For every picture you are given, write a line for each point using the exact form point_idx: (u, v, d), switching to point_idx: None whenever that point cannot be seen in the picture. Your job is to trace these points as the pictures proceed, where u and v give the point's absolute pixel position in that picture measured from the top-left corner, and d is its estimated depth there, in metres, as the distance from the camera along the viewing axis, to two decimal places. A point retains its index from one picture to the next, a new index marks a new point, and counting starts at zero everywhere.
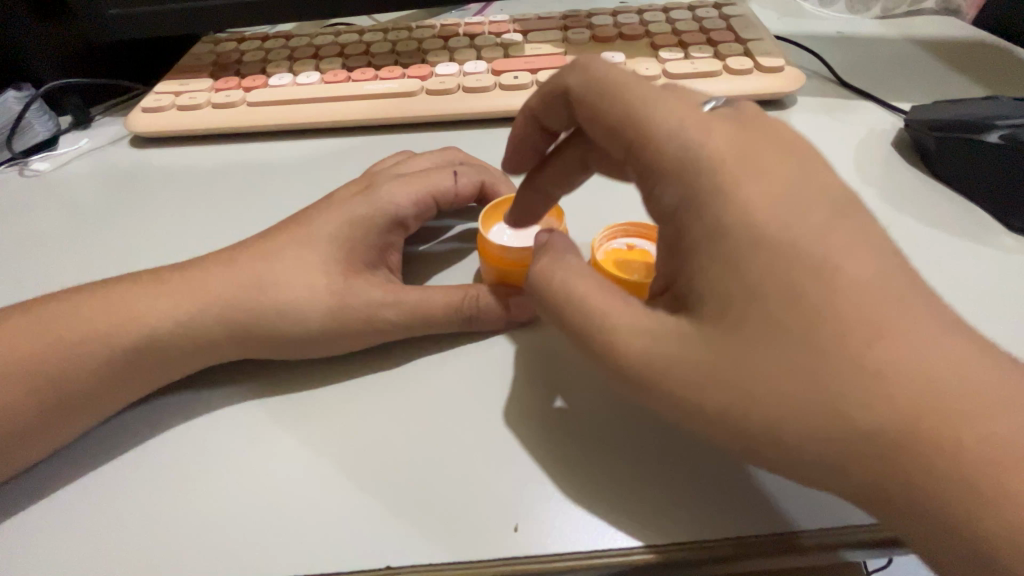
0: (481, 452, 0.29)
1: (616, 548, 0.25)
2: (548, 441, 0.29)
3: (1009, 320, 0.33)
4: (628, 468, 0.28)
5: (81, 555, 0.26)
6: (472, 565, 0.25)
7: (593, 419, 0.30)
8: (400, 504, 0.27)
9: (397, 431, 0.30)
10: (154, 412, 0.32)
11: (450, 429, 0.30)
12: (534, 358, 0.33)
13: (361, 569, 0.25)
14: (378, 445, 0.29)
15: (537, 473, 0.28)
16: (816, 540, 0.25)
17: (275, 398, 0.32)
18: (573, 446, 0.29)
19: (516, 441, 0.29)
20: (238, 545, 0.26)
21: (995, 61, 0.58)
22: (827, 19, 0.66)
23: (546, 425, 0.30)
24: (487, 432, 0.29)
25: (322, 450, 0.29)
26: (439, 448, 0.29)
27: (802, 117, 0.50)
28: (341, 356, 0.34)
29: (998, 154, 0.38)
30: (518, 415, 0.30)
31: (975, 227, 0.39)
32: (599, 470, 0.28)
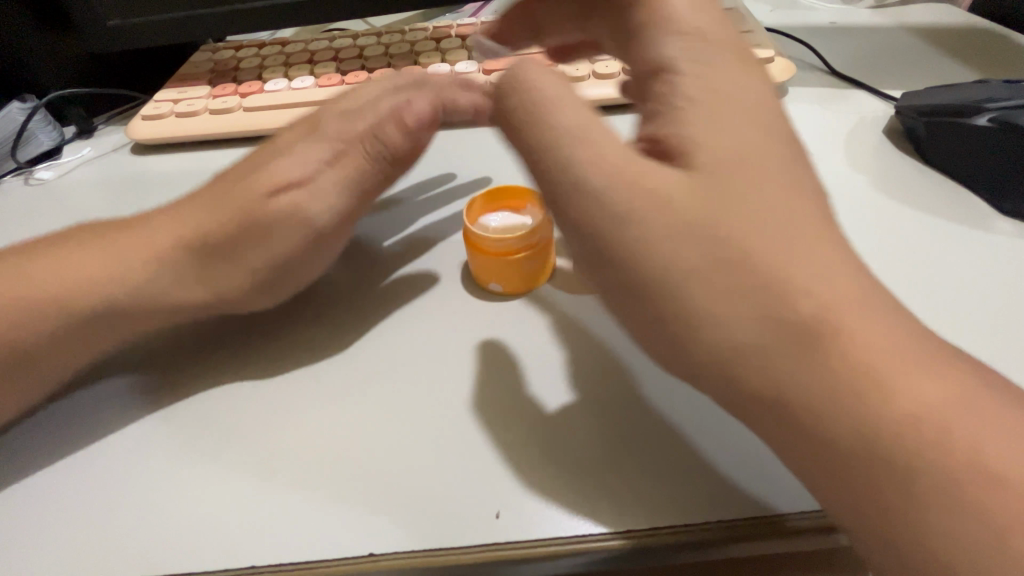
0: (467, 440, 0.29)
1: (576, 534, 0.26)
2: (501, 437, 0.29)
3: (999, 306, 0.33)
4: (582, 461, 0.28)
5: (80, 545, 0.27)
6: (449, 550, 0.25)
7: (572, 409, 0.30)
8: (376, 495, 0.27)
9: (361, 424, 0.30)
10: (143, 407, 0.32)
11: (410, 424, 0.30)
12: (516, 352, 0.33)
13: (346, 556, 0.25)
14: (359, 436, 0.30)
15: (498, 467, 0.28)
16: (763, 528, 0.26)
17: (258, 393, 0.32)
18: (529, 440, 0.29)
19: (473, 437, 0.29)
20: (230, 535, 0.27)
21: (990, 47, 0.57)
22: (821, 10, 0.66)
23: (503, 423, 0.30)
24: (447, 425, 0.30)
25: (301, 443, 0.30)
26: (398, 441, 0.29)
27: (794, 107, 0.50)
28: (314, 351, 0.35)
29: (987, 138, 0.38)
30: (506, 405, 0.30)
31: (966, 212, 0.39)
32: (549, 466, 0.28)
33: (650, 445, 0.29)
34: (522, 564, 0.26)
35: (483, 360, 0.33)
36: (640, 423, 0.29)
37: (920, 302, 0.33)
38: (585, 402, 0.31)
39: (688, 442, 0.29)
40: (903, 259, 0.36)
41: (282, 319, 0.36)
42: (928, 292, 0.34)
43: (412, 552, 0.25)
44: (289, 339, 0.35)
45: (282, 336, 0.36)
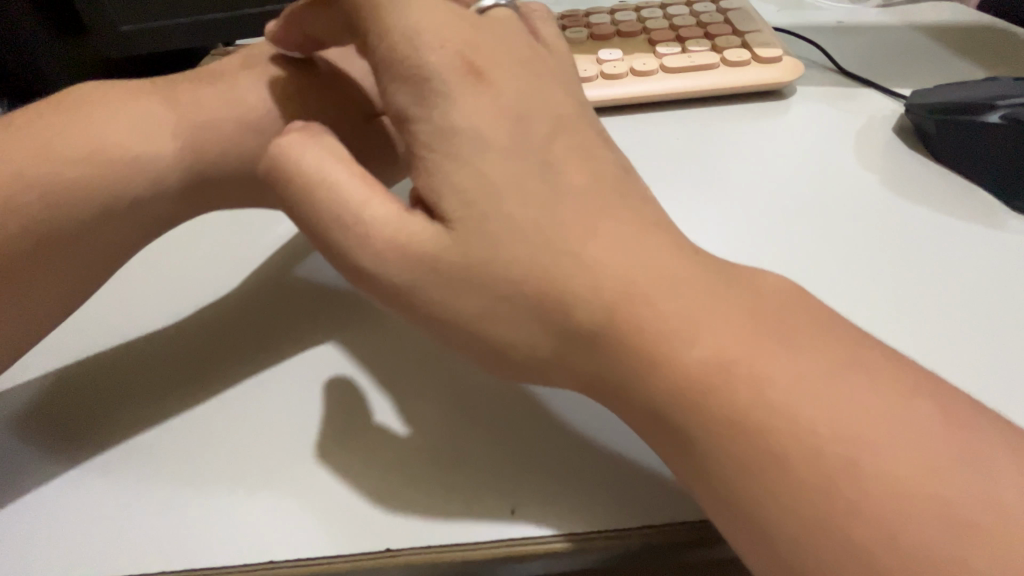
0: (470, 435, 0.29)
1: (486, 540, 0.26)
2: (364, 455, 0.29)
3: (1011, 303, 0.33)
4: (449, 472, 0.28)
5: (96, 543, 0.27)
6: (464, 546, 0.26)
7: (410, 432, 0.30)
8: (391, 488, 0.27)
9: (262, 432, 0.30)
10: (148, 409, 0.32)
11: (288, 434, 0.30)
12: (353, 376, 0.32)
13: (362, 552, 0.26)
14: (361, 433, 0.30)
15: (377, 475, 0.28)
16: (648, 539, 0.26)
17: (267, 396, 0.32)
18: (396, 454, 0.29)
19: (336, 452, 0.29)
20: (244, 531, 0.26)
21: (999, 45, 0.57)
22: (828, 10, 0.65)
23: (366, 439, 0.29)
24: (336, 431, 0.30)
25: (269, 438, 0.30)
26: (288, 447, 0.29)
27: (803, 107, 0.50)
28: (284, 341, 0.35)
29: (999, 136, 0.39)
30: (369, 420, 0.30)
31: (977, 210, 0.39)
32: (417, 495, 0.27)
33: (520, 452, 0.29)
34: (539, 559, 0.26)
35: (337, 386, 0.32)
36: (511, 428, 0.30)
37: (930, 301, 0.33)
38: (453, 412, 0.30)
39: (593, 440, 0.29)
40: (911, 257, 0.36)
41: (203, 340, 0.35)
42: (937, 291, 0.34)
43: (426, 548, 0.26)
44: (250, 339, 0.35)
45: (237, 341, 0.35)
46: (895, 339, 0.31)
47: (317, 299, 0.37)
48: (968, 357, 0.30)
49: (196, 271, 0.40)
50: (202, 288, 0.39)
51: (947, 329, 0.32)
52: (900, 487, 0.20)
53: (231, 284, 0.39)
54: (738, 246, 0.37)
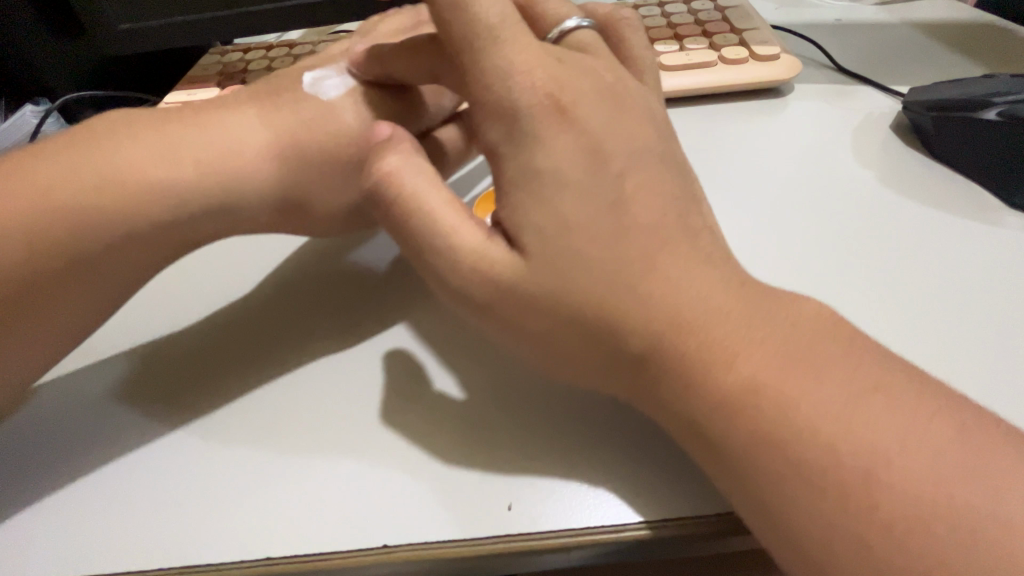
0: (508, 420, 0.29)
1: (491, 534, 0.25)
2: (421, 417, 0.29)
3: (1010, 299, 0.33)
4: (503, 431, 0.29)
5: (94, 543, 0.26)
6: (462, 541, 0.25)
7: (469, 401, 0.30)
8: (433, 469, 0.27)
9: (318, 398, 0.31)
10: (188, 391, 0.32)
11: (343, 398, 0.31)
12: (415, 352, 0.33)
13: (361, 547, 0.25)
14: (398, 418, 0.29)
15: (428, 439, 0.29)
16: (685, 532, 0.25)
17: (277, 393, 0.31)
18: (451, 416, 0.29)
19: (389, 416, 0.30)
20: (243, 528, 0.26)
21: (995, 41, 0.57)
22: (825, 7, 0.66)
23: (420, 402, 0.30)
24: (391, 398, 0.30)
25: (311, 412, 0.30)
26: (340, 415, 0.30)
27: (801, 104, 0.50)
28: (334, 319, 0.35)
29: (996, 131, 0.39)
30: (422, 388, 0.31)
31: (975, 206, 0.39)
32: (469, 455, 0.28)
33: (570, 412, 0.29)
34: (538, 555, 0.25)
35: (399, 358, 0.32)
36: (559, 397, 0.30)
37: (929, 296, 0.33)
38: (506, 376, 0.31)
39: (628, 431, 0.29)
40: (911, 253, 0.36)
41: (247, 323, 0.36)
42: (938, 289, 0.34)
43: (425, 544, 0.25)
44: (289, 325, 0.35)
45: (275, 328, 0.35)
46: (897, 336, 0.31)
47: (383, 280, 0.38)
48: (969, 354, 0.30)
49: (217, 267, 0.40)
50: (228, 283, 0.39)
51: (947, 324, 0.32)
52: (891, 482, 0.20)
53: (262, 275, 0.39)
54: (740, 245, 0.37)
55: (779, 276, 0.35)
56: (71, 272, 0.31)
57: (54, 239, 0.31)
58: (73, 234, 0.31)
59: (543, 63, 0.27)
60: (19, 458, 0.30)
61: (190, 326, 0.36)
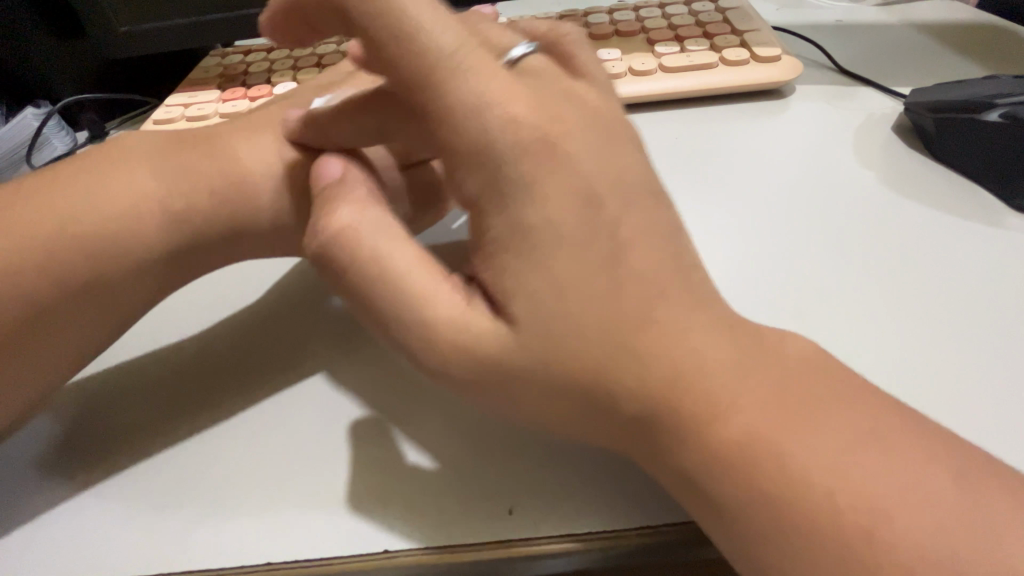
0: (460, 486, 0.27)
1: (491, 538, 0.26)
2: (373, 480, 0.28)
3: (1012, 302, 0.33)
4: (458, 498, 0.27)
5: (90, 550, 0.26)
6: (462, 545, 0.25)
7: (439, 472, 0.28)
8: (385, 537, 0.26)
9: (268, 454, 0.29)
10: (163, 416, 0.31)
11: (296, 456, 0.29)
12: (370, 405, 0.30)
13: (360, 553, 0.25)
14: (346, 481, 0.28)
15: (378, 508, 0.27)
16: (670, 536, 0.26)
17: (281, 400, 0.31)
18: (406, 480, 0.28)
19: (339, 480, 0.28)
20: (242, 534, 0.26)
21: (997, 43, 0.57)
22: (826, 8, 0.65)
23: (371, 464, 0.28)
24: (340, 458, 0.28)
25: (264, 469, 0.28)
26: (290, 474, 0.28)
27: (802, 106, 0.50)
28: (286, 366, 0.33)
29: (999, 133, 0.38)
30: (375, 446, 0.29)
31: (978, 208, 0.39)
32: (424, 522, 0.26)
33: (531, 470, 0.28)
34: (535, 560, 0.26)
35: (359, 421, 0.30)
36: (522, 451, 0.28)
37: (930, 300, 0.33)
38: (466, 430, 0.29)
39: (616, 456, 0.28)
40: (915, 255, 0.36)
41: (248, 336, 0.35)
42: (942, 291, 0.34)
43: (431, 548, 0.25)
44: (289, 339, 0.35)
45: (274, 342, 0.34)
46: (899, 341, 0.31)
47: (336, 330, 0.35)
48: (972, 357, 0.30)
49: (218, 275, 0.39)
50: (229, 294, 0.38)
51: (948, 328, 0.32)
52: (888, 486, 0.20)
53: (263, 283, 0.39)
54: (744, 254, 0.37)
55: (766, 312, 0.33)
56: (79, 285, 0.31)
57: (60, 257, 0.30)
58: (75, 243, 0.31)
59: (541, 65, 0.27)
60: (14, 463, 0.30)
61: (192, 341, 0.35)
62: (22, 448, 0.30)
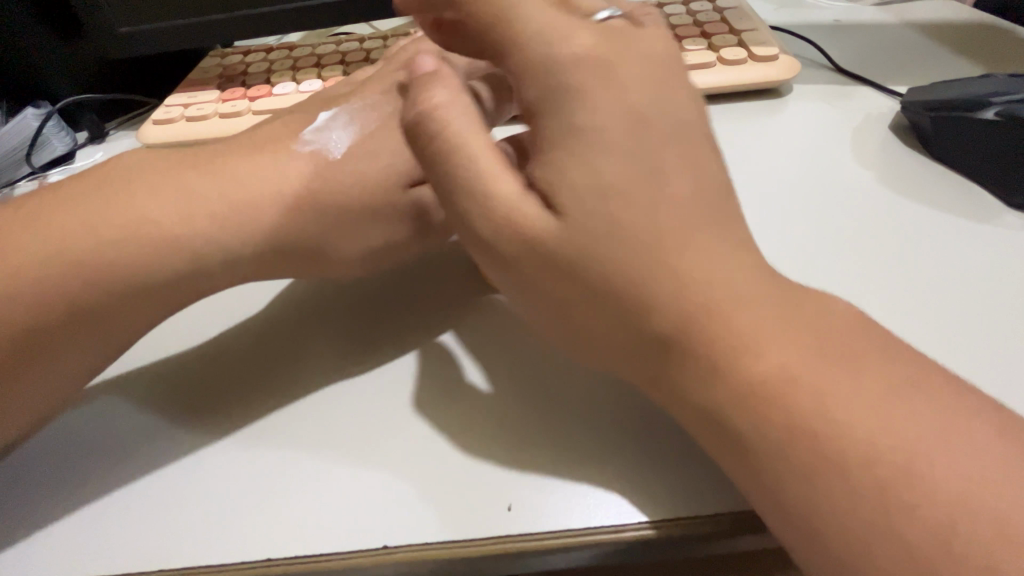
0: (525, 426, 0.29)
1: (492, 534, 0.26)
2: (448, 416, 0.30)
3: (1008, 299, 0.33)
4: (530, 430, 0.29)
5: (99, 547, 0.27)
6: (462, 542, 0.26)
7: (496, 393, 0.31)
8: (448, 474, 0.28)
9: (349, 398, 0.31)
10: (167, 420, 0.31)
11: (372, 401, 0.31)
12: (452, 351, 0.33)
13: (361, 549, 0.26)
14: (415, 427, 0.30)
15: (443, 449, 0.28)
16: (689, 529, 0.26)
17: (285, 403, 0.31)
18: (480, 415, 0.30)
19: (416, 414, 0.30)
20: (247, 529, 0.27)
21: (994, 42, 0.57)
22: (824, 8, 0.66)
23: (447, 402, 0.31)
24: (414, 400, 0.31)
25: (335, 416, 0.30)
26: (366, 417, 0.30)
27: (800, 105, 0.50)
28: (356, 330, 0.35)
29: (995, 131, 0.39)
30: (442, 395, 0.31)
31: (974, 206, 0.39)
32: (496, 451, 0.28)
33: (596, 415, 0.29)
34: (535, 555, 0.26)
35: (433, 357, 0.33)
36: (582, 400, 0.30)
37: (927, 297, 0.33)
38: (535, 375, 0.31)
39: (649, 440, 0.28)
40: (912, 253, 0.36)
41: (256, 339, 0.35)
42: (941, 292, 0.34)
43: (425, 544, 0.26)
44: (315, 334, 0.35)
45: (294, 341, 0.35)
46: (896, 338, 0.31)
47: (415, 280, 0.38)
48: (968, 357, 0.30)
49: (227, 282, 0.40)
50: (241, 301, 0.38)
51: (944, 326, 0.32)
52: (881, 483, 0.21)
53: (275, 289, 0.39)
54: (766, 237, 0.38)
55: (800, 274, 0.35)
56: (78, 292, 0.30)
57: (57, 266, 0.30)
58: (74, 244, 0.31)
59: None
60: (23, 467, 0.30)
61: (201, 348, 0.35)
62: (32, 450, 0.31)
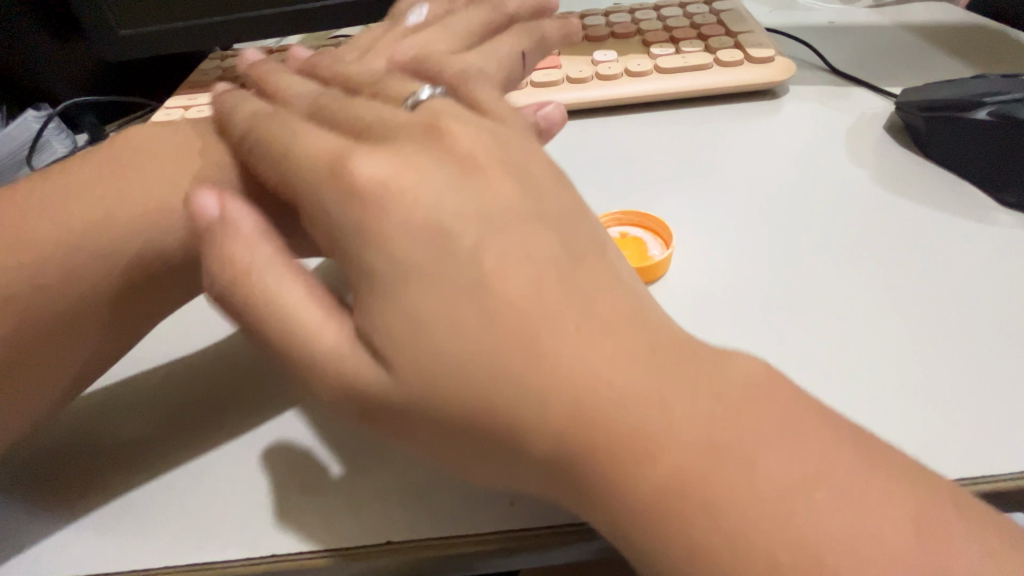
0: (388, 502, 0.27)
1: (493, 529, 0.26)
2: (304, 502, 0.27)
3: (1001, 296, 0.33)
4: (396, 512, 0.27)
5: (100, 545, 0.26)
6: (465, 536, 0.26)
7: (330, 466, 0.28)
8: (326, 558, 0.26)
9: (200, 488, 0.28)
10: (159, 424, 0.31)
11: (229, 482, 0.28)
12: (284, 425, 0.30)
13: (364, 545, 0.26)
14: (279, 508, 0.27)
15: (311, 529, 0.26)
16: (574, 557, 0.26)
17: (183, 471, 0.29)
18: (339, 501, 0.27)
19: (273, 503, 0.27)
20: (250, 525, 0.27)
21: (986, 43, 0.58)
22: (818, 10, 0.66)
23: (304, 489, 0.28)
24: (268, 486, 0.28)
25: (207, 499, 0.28)
26: (225, 504, 0.27)
27: (795, 106, 0.51)
28: (166, 403, 0.32)
29: (988, 131, 0.39)
30: (298, 477, 0.28)
31: (968, 205, 0.39)
32: (363, 536, 0.26)
33: (429, 483, 0.28)
34: (538, 551, 0.26)
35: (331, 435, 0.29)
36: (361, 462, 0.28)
37: (923, 294, 0.34)
38: (353, 441, 0.29)
39: (560, 529, 0.26)
40: (908, 250, 0.37)
41: (159, 393, 0.33)
42: (936, 289, 0.34)
43: (429, 540, 0.26)
44: (181, 404, 0.32)
45: (164, 410, 0.32)
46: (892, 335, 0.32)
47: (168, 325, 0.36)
48: (963, 355, 0.31)
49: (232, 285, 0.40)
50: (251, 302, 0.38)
51: (939, 322, 0.32)
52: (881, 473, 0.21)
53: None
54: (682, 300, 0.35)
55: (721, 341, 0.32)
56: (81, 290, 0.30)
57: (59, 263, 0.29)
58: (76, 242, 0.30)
59: None
60: (22, 466, 0.30)
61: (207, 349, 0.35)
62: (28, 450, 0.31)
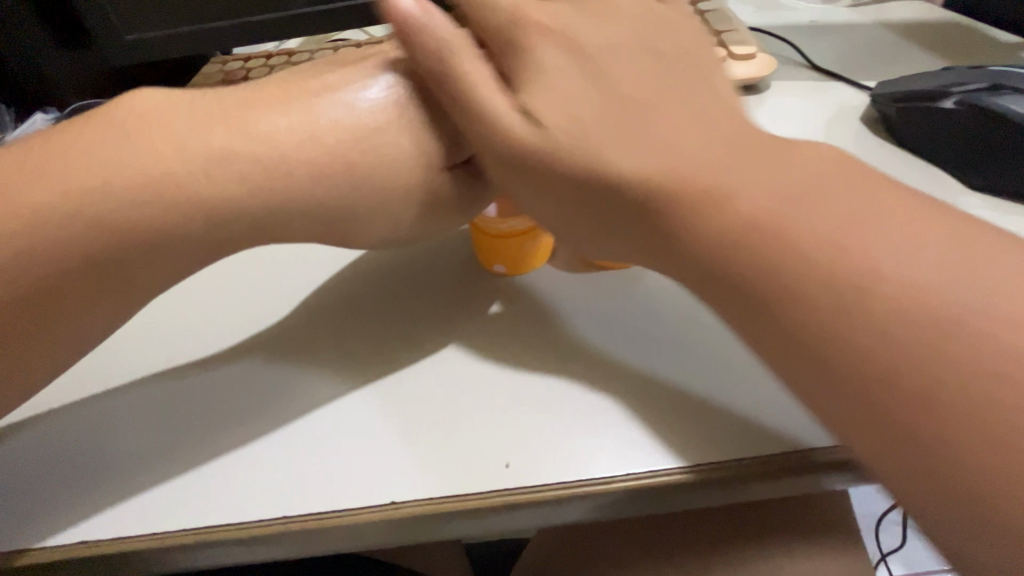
0: (405, 459, 0.30)
1: (488, 489, 0.28)
2: (324, 465, 0.30)
3: None
4: (407, 471, 0.29)
5: (125, 515, 0.29)
6: (464, 496, 0.28)
7: (345, 430, 0.31)
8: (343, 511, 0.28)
9: (235, 448, 0.31)
10: (180, 408, 0.33)
11: (260, 448, 0.31)
12: (310, 395, 0.33)
13: (370, 506, 0.28)
14: (306, 467, 0.30)
15: (333, 488, 0.29)
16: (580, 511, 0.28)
17: (215, 439, 0.32)
18: (356, 461, 0.30)
19: (296, 465, 0.30)
20: (263, 494, 0.29)
21: (961, 39, 0.60)
22: (801, 10, 0.69)
23: (323, 453, 0.30)
24: (294, 450, 0.31)
25: (241, 459, 0.30)
26: (253, 468, 0.30)
27: (778, 100, 0.53)
28: (202, 380, 0.35)
29: (955, 118, 0.41)
30: (323, 440, 0.31)
31: (937, 188, 0.42)
32: (376, 492, 0.28)
33: (441, 447, 0.30)
34: (532, 507, 0.28)
35: (610, 284, 0.39)
36: (383, 429, 0.31)
37: None
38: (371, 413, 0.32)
39: (662, 403, 0.31)
40: None
41: (196, 374, 0.35)
42: None
43: (429, 499, 0.28)
44: (215, 383, 0.34)
45: (197, 388, 0.34)
46: None
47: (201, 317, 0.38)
48: None
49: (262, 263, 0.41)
50: (288, 283, 0.41)
51: None
52: None
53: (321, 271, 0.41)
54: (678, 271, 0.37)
55: None
56: None
57: None
58: None
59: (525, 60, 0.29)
60: (54, 448, 0.32)
61: (223, 339, 0.37)
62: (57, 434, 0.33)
